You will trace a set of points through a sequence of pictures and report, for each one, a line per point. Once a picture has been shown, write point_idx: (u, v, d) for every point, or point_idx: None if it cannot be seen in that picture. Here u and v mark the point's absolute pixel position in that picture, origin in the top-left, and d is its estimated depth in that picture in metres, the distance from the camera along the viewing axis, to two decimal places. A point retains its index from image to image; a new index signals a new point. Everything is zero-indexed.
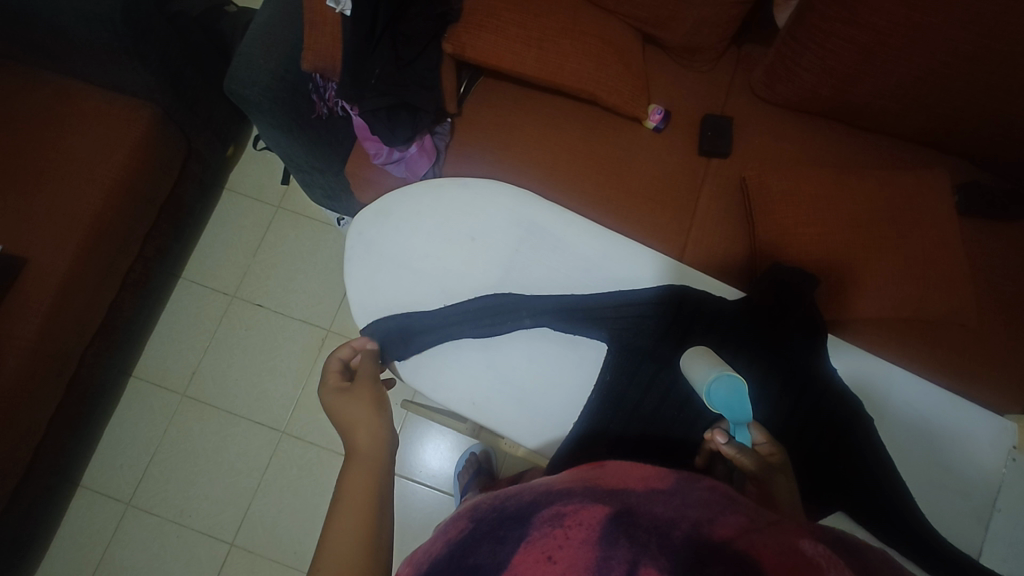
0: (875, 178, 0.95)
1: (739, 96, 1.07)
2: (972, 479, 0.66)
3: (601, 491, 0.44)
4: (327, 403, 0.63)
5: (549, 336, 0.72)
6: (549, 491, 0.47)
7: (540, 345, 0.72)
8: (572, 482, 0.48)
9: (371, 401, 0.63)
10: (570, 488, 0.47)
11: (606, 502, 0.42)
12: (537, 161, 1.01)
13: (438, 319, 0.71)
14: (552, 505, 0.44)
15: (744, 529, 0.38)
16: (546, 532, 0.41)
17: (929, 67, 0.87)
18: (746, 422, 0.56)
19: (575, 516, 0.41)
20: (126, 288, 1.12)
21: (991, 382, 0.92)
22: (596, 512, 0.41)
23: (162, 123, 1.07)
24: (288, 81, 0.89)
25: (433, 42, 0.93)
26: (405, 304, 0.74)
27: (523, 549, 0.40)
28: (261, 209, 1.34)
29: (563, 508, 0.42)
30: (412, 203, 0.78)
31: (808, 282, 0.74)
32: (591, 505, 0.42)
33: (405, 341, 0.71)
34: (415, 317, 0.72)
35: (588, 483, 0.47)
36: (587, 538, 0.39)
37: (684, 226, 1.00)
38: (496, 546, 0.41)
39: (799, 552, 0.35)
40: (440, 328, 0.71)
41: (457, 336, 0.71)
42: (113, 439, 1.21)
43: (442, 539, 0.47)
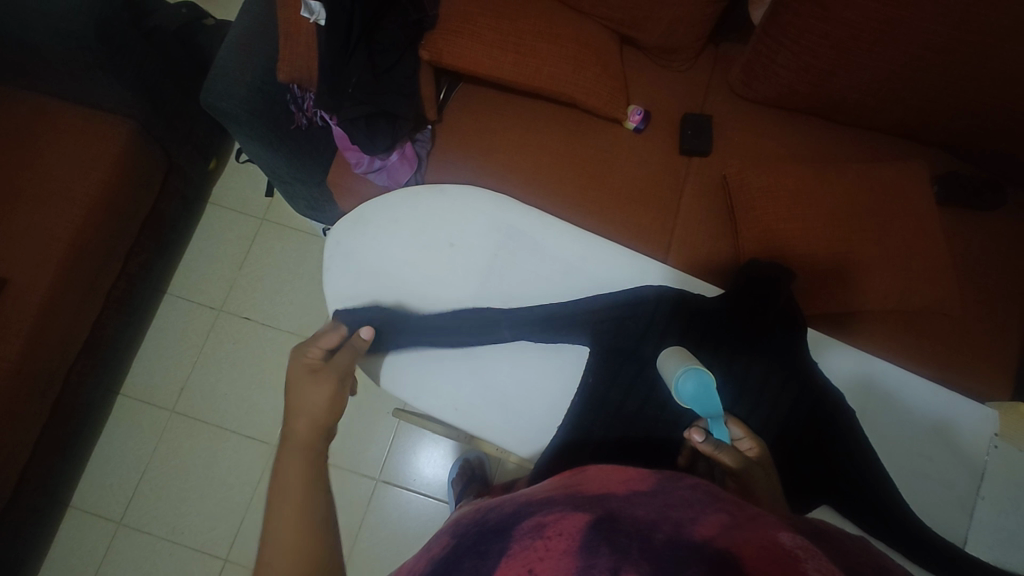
0: (852, 171, 0.96)
1: (718, 93, 1.08)
2: (957, 467, 0.66)
3: (583, 499, 0.44)
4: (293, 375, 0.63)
5: (532, 348, 0.72)
6: (531, 502, 0.47)
7: (523, 351, 0.72)
8: (555, 491, 0.48)
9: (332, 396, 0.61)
10: (553, 497, 0.47)
11: (586, 509, 0.42)
12: (518, 166, 1.01)
13: (418, 325, 0.71)
14: (533, 516, 0.44)
15: (724, 528, 0.38)
16: (527, 544, 0.40)
17: (902, 60, 0.87)
18: (721, 418, 0.56)
19: (556, 526, 0.41)
20: (111, 306, 1.11)
21: (978, 371, 0.92)
22: (576, 521, 0.41)
23: (140, 139, 1.06)
24: (265, 93, 0.89)
25: (410, 50, 0.93)
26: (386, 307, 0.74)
27: (505, 562, 0.39)
28: (245, 222, 1.34)
29: (544, 519, 0.42)
30: (389, 211, 0.77)
31: (786, 273, 0.74)
32: (571, 514, 0.42)
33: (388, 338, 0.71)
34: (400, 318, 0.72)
35: (570, 490, 0.47)
36: (568, 549, 0.38)
37: (668, 226, 1.00)
38: (478, 561, 0.41)
39: (780, 547, 0.35)
40: (419, 334, 0.71)
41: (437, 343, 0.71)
42: (101, 458, 1.20)
43: (426, 556, 0.46)
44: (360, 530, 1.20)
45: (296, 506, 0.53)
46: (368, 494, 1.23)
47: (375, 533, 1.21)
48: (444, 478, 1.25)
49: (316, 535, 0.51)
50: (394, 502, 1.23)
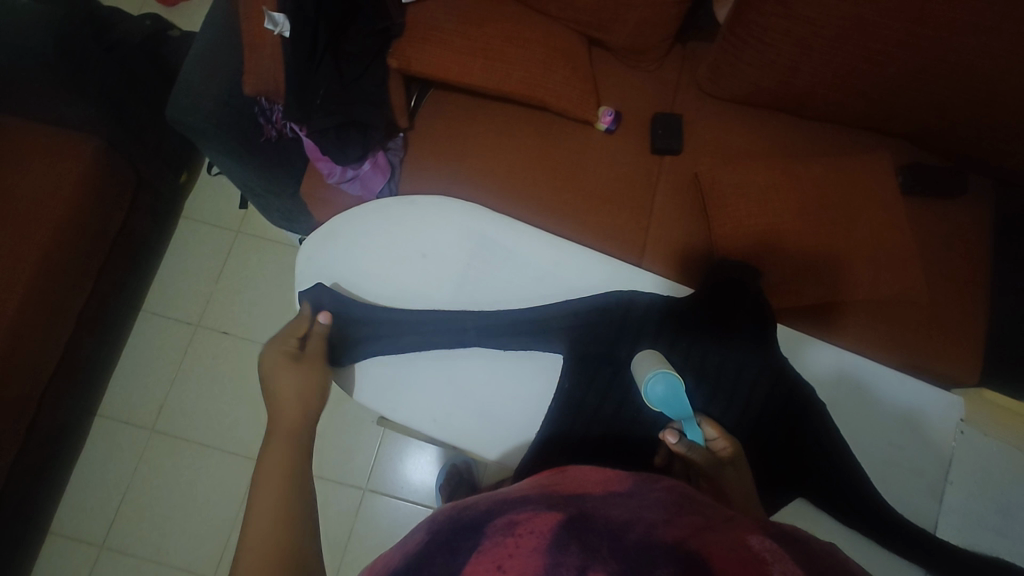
0: (818, 165, 0.98)
1: (687, 92, 1.09)
2: (927, 455, 0.68)
3: (557, 498, 0.45)
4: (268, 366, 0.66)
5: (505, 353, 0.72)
6: (509, 500, 0.48)
7: (499, 360, 0.72)
8: (532, 490, 0.49)
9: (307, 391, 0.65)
10: (528, 496, 0.47)
11: (559, 509, 0.43)
12: (492, 170, 1.02)
13: (380, 321, 0.72)
14: (506, 514, 0.44)
15: (697, 528, 0.39)
16: (498, 541, 0.41)
17: (863, 56, 0.89)
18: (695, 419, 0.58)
19: (527, 524, 0.42)
20: (84, 326, 1.09)
21: (948, 356, 0.94)
22: (547, 519, 0.41)
23: (108, 155, 1.04)
24: (233, 107, 0.88)
25: (379, 58, 0.93)
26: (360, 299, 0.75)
27: (474, 559, 0.40)
28: (220, 235, 1.32)
29: (515, 517, 0.43)
30: (359, 222, 0.77)
31: (750, 270, 0.76)
32: (544, 513, 0.43)
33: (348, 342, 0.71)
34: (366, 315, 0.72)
35: (545, 490, 0.48)
36: (537, 546, 0.39)
37: (643, 224, 1.01)
38: (449, 557, 0.41)
39: (747, 549, 0.36)
40: (376, 336, 0.71)
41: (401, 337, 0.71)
42: (81, 481, 1.18)
43: (400, 552, 0.46)
44: (349, 541, 1.20)
45: (282, 520, 0.52)
46: (356, 504, 1.22)
47: (364, 542, 1.20)
48: (433, 484, 1.25)
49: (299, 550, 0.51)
50: (383, 511, 1.23)
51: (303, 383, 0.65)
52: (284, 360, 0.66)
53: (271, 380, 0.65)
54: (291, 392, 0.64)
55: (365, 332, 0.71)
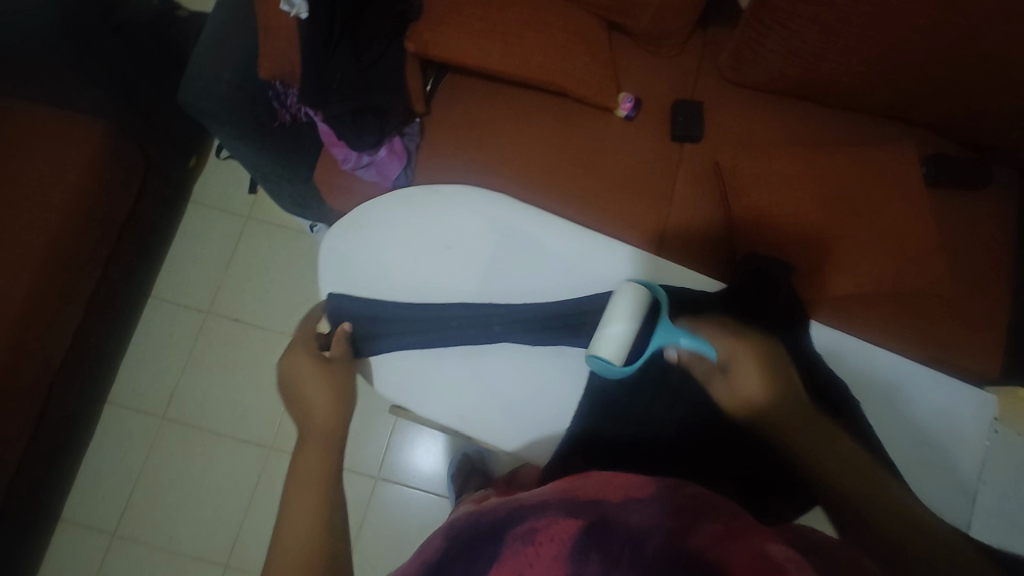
0: (844, 155, 0.96)
1: (708, 78, 1.06)
2: (959, 455, 0.67)
3: (574, 501, 0.46)
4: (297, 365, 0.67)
5: (533, 349, 0.70)
6: (523, 506, 0.48)
7: (524, 355, 0.71)
8: (551, 495, 0.48)
9: (333, 388, 0.66)
10: (546, 503, 0.47)
11: (578, 514, 0.44)
12: (508, 158, 1.00)
13: (404, 317, 0.71)
14: (524, 522, 0.45)
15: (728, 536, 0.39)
16: (518, 549, 0.42)
17: (891, 43, 0.87)
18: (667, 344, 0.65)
19: (547, 531, 0.42)
20: (93, 314, 1.08)
21: (971, 351, 0.93)
22: (568, 526, 0.42)
23: (116, 139, 1.02)
24: (246, 90, 0.85)
25: (395, 42, 0.91)
26: (384, 295, 0.74)
27: (496, 568, 0.41)
28: (229, 220, 1.30)
29: (534, 524, 0.44)
30: (380, 212, 0.76)
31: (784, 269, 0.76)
32: (563, 519, 0.43)
33: (369, 334, 0.71)
34: (390, 307, 0.72)
35: (564, 494, 0.48)
36: (558, 556, 0.40)
37: (663, 214, 1.00)
38: (468, 565, 0.43)
39: (768, 558, 0.37)
40: (399, 335, 0.70)
41: (418, 343, 0.70)
42: (92, 469, 1.18)
43: (418, 558, 0.46)
44: (361, 530, 1.20)
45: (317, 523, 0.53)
46: (369, 494, 1.22)
47: (375, 533, 1.20)
48: (444, 474, 1.24)
49: (326, 552, 0.51)
50: (395, 500, 1.22)
51: (330, 385, 0.66)
52: (308, 363, 0.67)
53: (298, 381, 0.66)
54: (320, 392, 0.65)
55: (385, 327, 0.71)
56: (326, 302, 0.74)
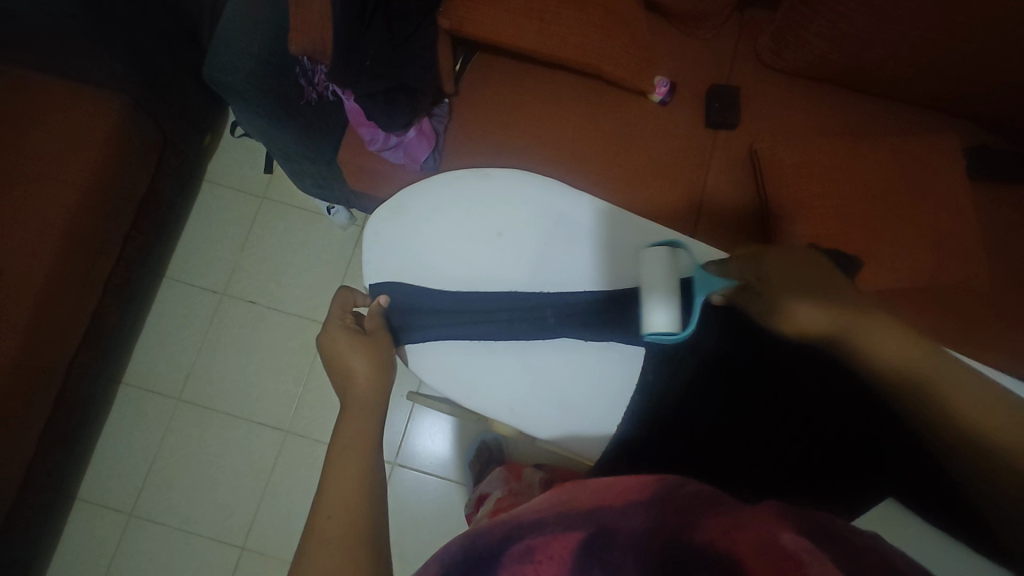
0: (887, 145, 0.94)
1: (745, 63, 1.03)
2: None
3: (570, 514, 0.44)
4: (334, 338, 0.66)
5: (584, 347, 0.70)
6: (517, 522, 0.45)
7: (577, 353, 0.70)
8: (546, 508, 0.46)
9: (374, 363, 0.64)
10: (543, 519, 0.44)
11: (575, 528, 0.42)
12: (539, 140, 0.97)
13: (449, 302, 0.72)
14: (523, 538, 0.43)
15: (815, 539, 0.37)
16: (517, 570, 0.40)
17: (943, 29, 0.84)
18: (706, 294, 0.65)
19: (546, 549, 0.41)
20: (110, 294, 1.05)
21: (1014, 349, 0.91)
22: (568, 541, 0.41)
23: (134, 114, 0.99)
24: (274, 66, 0.83)
25: (429, 18, 0.88)
26: (429, 281, 0.74)
27: None
28: (245, 199, 1.27)
29: (533, 542, 0.42)
30: (428, 197, 0.77)
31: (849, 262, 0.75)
32: (561, 534, 0.42)
33: (409, 318, 0.72)
34: (435, 295, 0.73)
35: (561, 506, 0.45)
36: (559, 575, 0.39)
37: (696, 203, 0.97)
38: None
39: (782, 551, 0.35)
40: (445, 323, 0.71)
41: (460, 331, 0.71)
42: (107, 448, 1.16)
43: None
44: None
45: (364, 504, 0.50)
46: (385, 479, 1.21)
47: (394, 516, 1.19)
48: (461, 461, 1.23)
49: (371, 530, 0.48)
50: (412, 485, 1.21)
51: (371, 359, 0.64)
52: (346, 335, 0.66)
53: (338, 357, 0.65)
54: (361, 373, 0.63)
55: (419, 317, 0.72)
56: (374, 288, 0.75)
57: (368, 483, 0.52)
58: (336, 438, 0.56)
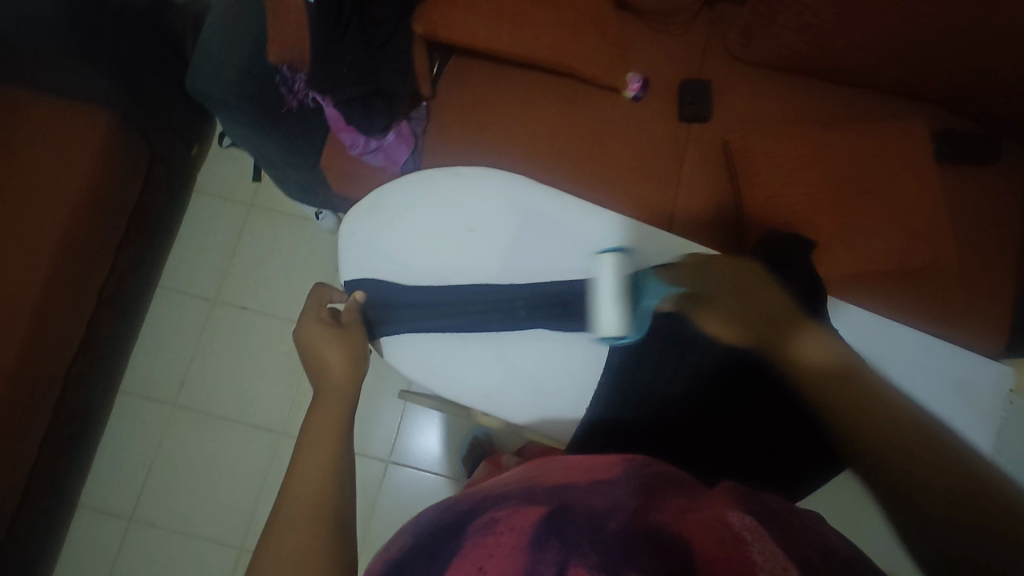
0: (855, 132, 0.96)
1: (716, 57, 1.06)
2: (978, 428, 0.70)
3: (534, 491, 0.47)
4: (310, 333, 0.68)
5: (554, 336, 0.73)
6: (484, 498, 0.49)
7: (548, 343, 0.73)
8: (514, 486, 0.50)
9: (348, 354, 0.67)
10: (509, 494, 0.48)
11: (539, 502, 0.45)
12: (517, 140, 0.99)
13: (423, 297, 0.75)
14: (486, 512, 0.46)
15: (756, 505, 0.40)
16: (477, 542, 0.43)
17: (902, 18, 0.87)
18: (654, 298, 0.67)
19: (508, 521, 0.44)
20: (104, 304, 1.07)
21: (982, 325, 0.94)
22: (528, 516, 0.43)
23: (122, 127, 1.01)
24: (254, 75, 0.85)
25: (403, 24, 0.90)
26: (405, 278, 0.77)
27: (457, 562, 0.42)
28: (235, 208, 1.30)
29: (495, 516, 0.45)
30: (401, 197, 0.79)
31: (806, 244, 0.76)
32: (522, 509, 0.45)
33: (384, 312, 0.74)
34: (407, 290, 0.75)
35: (528, 485, 0.49)
36: (518, 544, 0.41)
37: (671, 197, 1.00)
38: (428, 563, 0.43)
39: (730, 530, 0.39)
40: (418, 316, 0.74)
41: (432, 324, 0.74)
42: (107, 456, 1.19)
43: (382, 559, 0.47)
44: (374, 511, 1.21)
45: (337, 489, 0.52)
46: (379, 476, 1.23)
47: (388, 513, 1.22)
48: (455, 456, 1.25)
49: (341, 512, 0.50)
50: (407, 483, 1.24)
51: (345, 350, 0.67)
52: (322, 331, 0.68)
53: (313, 349, 0.67)
54: (338, 366, 0.66)
55: (396, 312, 0.74)
56: (350, 285, 0.78)
57: (343, 469, 0.54)
58: (310, 425, 0.58)
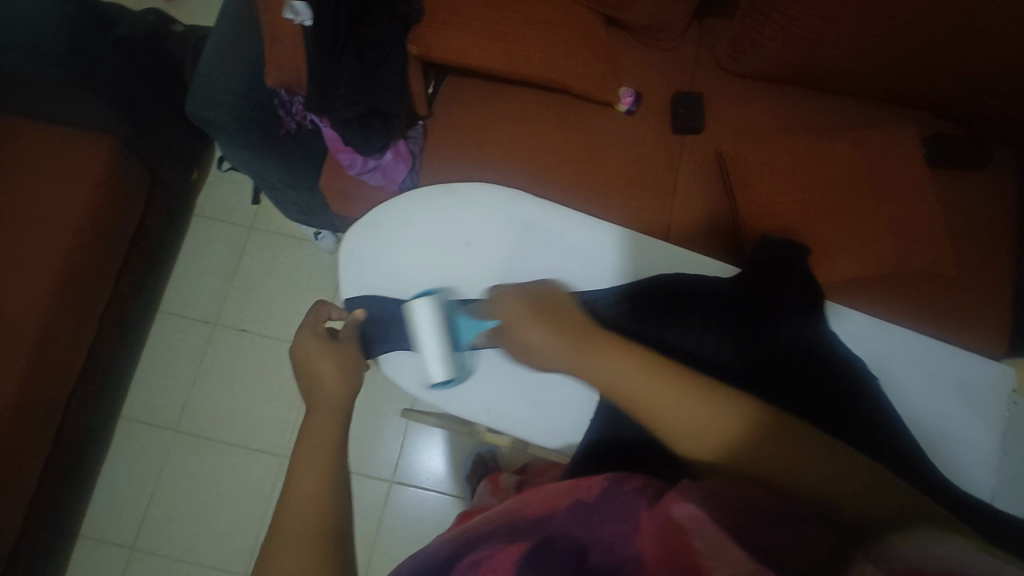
0: (847, 140, 0.97)
1: (706, 69, 1.08)
2: (981, 428, 0.71)
3: (515, 527, 0.48)
4: (307, 348, 0.67)
5: None
6: (470, 538, 0.49)
7: None
8: (497, 522, 0.51)
9: (343, 367, 0.66)
10: (490, 532, 0.49)
11: (521, 538, 0.46)
12: (513, 156, 1.00)
13: None
14: (469, 553, 0.47)
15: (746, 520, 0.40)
16: None
17: (887, 27, 0.89)
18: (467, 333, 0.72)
19: (489, 563, 0.45)
20: (105, 330, 1.08)
21: (985, 329, 0.94)
22: (511, 553, 0.45)
23: (122, 154, 1.02)
24: (252, 99, 0.86)
25: (399, 45, 0.92)
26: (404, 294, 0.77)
27: None
28: (234, 231, 1.31)
29: (478, 555, 0.46)
30: (399, 213, 0.80)
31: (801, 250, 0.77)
32: (504, 547, 0.46)
33: (382, 328, 0.74)
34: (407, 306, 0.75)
35: (511, 519, 0.50)
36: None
37: (667, 208, 1.01)
38: None
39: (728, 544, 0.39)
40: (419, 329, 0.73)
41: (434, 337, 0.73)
42: (108, 484, 1.18)
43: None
44: (379, 533, 1.20)
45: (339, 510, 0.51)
46: (383, 496, 1.22)
47: (393, 534, 1.20)
48: (459, 475, 1.24)
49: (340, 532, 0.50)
50: (411, 503, 1.22)
51: (340, 364, 0.66)
52: (319, 345, 0.67)
53: (308, 364, 0.66)
54: (333, 377, 0.65)
55: (395, 328, 0.74)
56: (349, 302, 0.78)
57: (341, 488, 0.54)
58: (311, 444, 0.58)
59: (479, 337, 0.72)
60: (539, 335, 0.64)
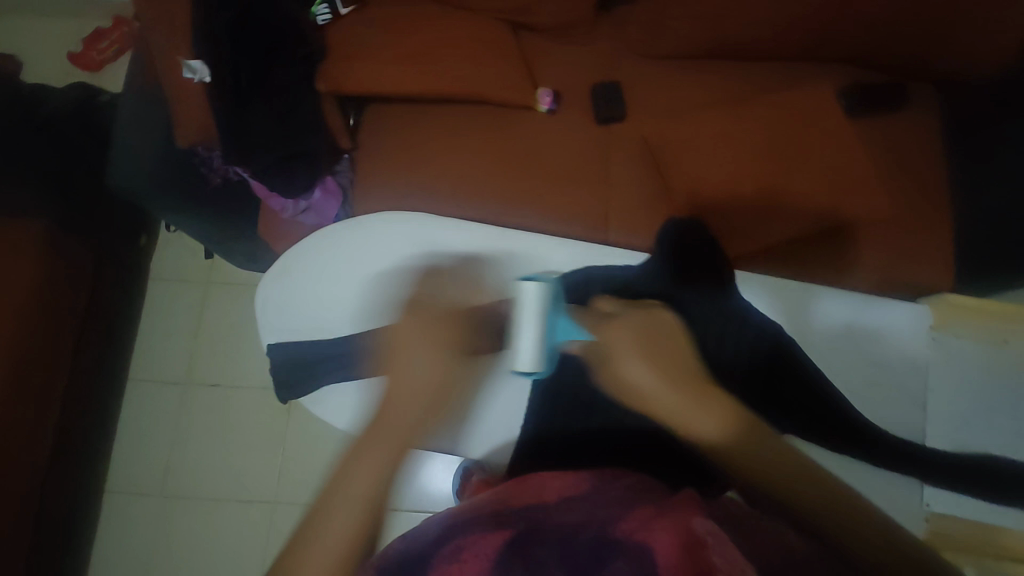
0: (765, 104, 0.98)
1: (622, 56, 1.09)
2: (901, 366, 0.77)
3: (504, 515, 0.53)
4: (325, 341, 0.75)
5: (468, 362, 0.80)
6: (451, 524, 0.54)
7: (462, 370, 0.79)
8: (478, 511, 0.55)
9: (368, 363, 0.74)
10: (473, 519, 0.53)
11: (506, 526, 0.51)
12: (442, 173, 1.00)
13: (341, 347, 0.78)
14: (453, 539, 0.51)
15: None
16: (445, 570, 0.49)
17: None
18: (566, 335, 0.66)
19: (472, 549, 0.49)
20: (72, 407, 1.09)
21: (935, 267, 0.95)
22: (495, 540, 0.49)
23: (58, 233, 1.03)
24: (168, 161, 0.87)
25: (309, 84, 0.94)
26: (326, 331, 0.81)
27: None
28: (192, 290, 1.31)
29: (461, 543, 0.50)
30: (312, 254, 0.83)
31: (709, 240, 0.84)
32: (488, 534, 0.50)
33: (303, 373, 0.77)
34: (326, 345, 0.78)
35: (497, 507, 0.55)
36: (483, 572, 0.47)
37: (604, 199, 1.00)
38: None
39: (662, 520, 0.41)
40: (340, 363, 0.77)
41: (357, 370, 0.77)
42: (102, 559, 1.17)
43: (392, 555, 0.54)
44: None
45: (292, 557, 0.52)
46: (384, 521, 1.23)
47: None
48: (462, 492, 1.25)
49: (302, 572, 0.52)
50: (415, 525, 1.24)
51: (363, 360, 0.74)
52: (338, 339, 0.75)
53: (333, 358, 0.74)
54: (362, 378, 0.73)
55: (318, 368, 0.77)
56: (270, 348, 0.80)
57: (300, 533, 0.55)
58: None
59: (573, 345, 0.66)
60: (635, 366, 0.59)
